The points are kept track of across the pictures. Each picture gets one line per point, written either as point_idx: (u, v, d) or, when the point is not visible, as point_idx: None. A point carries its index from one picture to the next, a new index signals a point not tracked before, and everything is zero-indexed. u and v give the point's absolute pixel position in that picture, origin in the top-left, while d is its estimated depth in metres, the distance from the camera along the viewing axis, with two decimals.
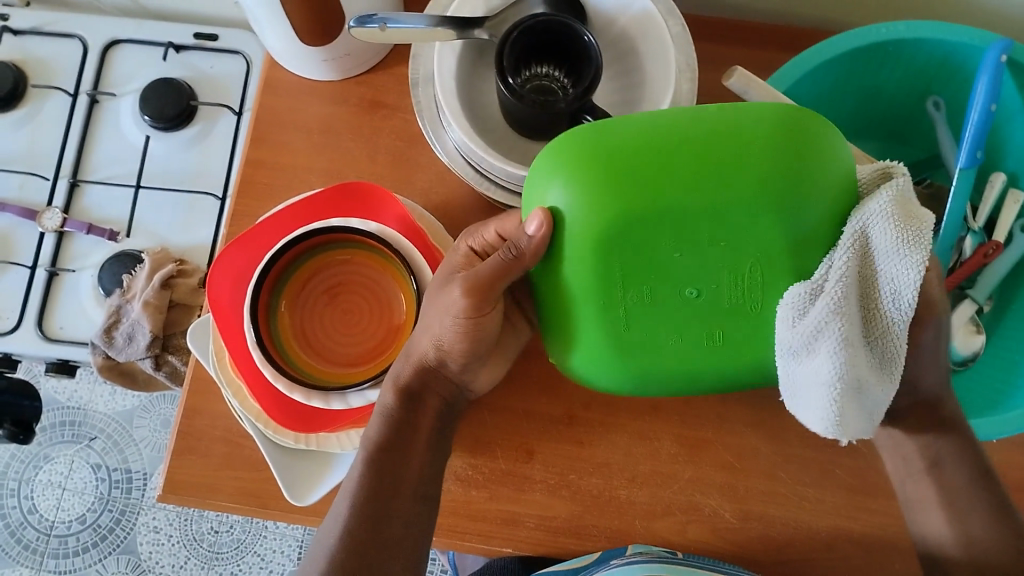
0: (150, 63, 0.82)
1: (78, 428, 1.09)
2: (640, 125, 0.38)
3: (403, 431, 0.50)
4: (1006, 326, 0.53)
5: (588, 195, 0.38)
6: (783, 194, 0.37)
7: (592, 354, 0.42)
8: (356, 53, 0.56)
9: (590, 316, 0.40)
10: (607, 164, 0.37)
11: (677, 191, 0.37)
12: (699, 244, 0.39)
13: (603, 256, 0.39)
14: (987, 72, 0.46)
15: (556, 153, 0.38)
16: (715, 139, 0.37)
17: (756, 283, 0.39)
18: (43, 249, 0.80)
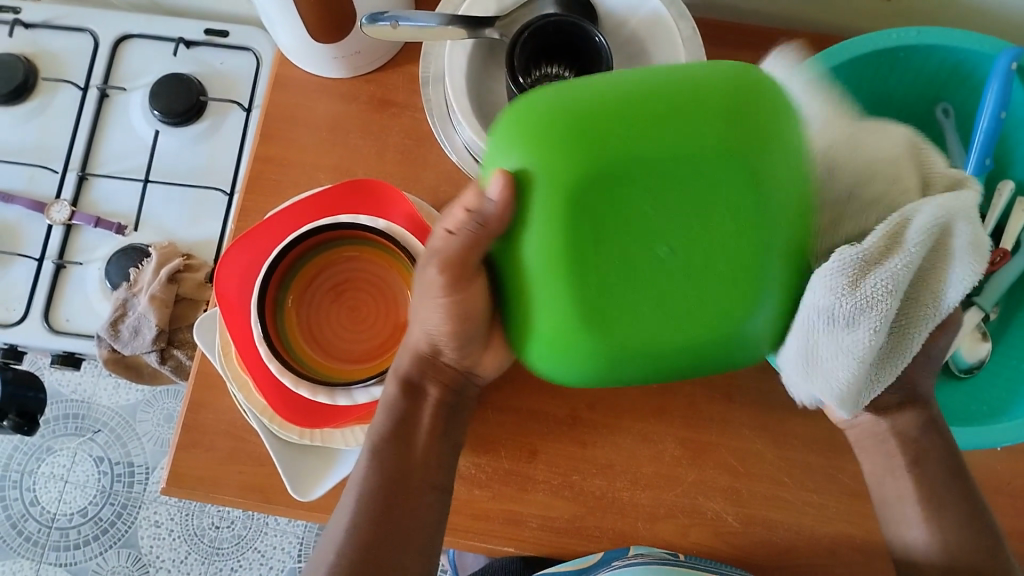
0: (160, 59, 0.82)
1: (82, 421, 1.10)
2: (605, 87, 0.36)
3: (407, 425, 0.48)
4: (1013, 336, 0.53)
5: (549, 154, 0.35)
6: (746, 144, 0.35)
7: (555, 341, 0.38)
8: (367, 50, 0.56)
9: (551, 292, 0.36)
10: (568, 120, 0.35)
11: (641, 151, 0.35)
12: (666, 209, 0.36)
13: (565, 221, 0.35)
14: (999, 79, 0.47)
15: (510, 120, 0.37)
16: (669, 93, 0.35)
17: (729, 252, 0.36)
18: (51, 241, 0.81)
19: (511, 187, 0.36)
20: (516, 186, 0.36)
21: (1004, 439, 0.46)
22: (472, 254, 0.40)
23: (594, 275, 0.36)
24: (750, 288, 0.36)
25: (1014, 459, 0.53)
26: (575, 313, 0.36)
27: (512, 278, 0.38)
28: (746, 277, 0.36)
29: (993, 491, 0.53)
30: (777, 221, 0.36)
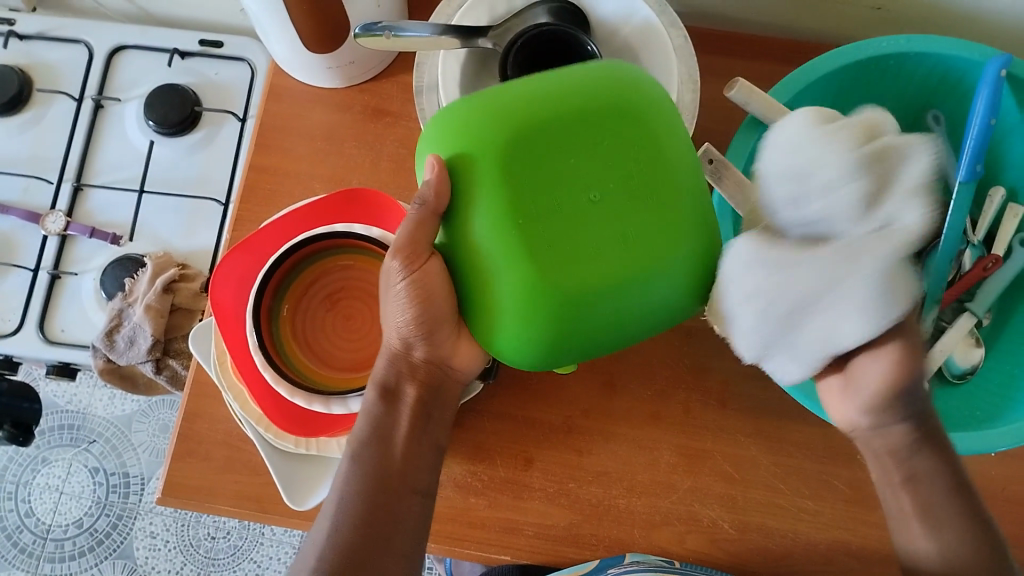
0: (155, 69, 0.83)
1: (77, 432, 1.09)
2: (512, 86, 0.41)
3: (383, 433, 0.47)
4: (1005, 341, 0.53)
5: (471, 138, 0.40)
6: (624, 98, 0.41)
7: (515, 305, 0.40)
8: (361, 60, 0.56)
9: (499, 255, 0.40)
10: (485, 110, 0.40)
11: (548, 123, 0.40)
12: (582, 156, 0.40)
13: (498, 187, 0.40)
14: (986, 88, 0.47)
15: (436, 128, 0.42)
16: (551, 75, 0.41)
17: (643, 190, 0.40)
18: (46, 251, 0.81)
19: (443, 169, 0.41)
20: (449, 170, 0.41)
21: (1003, 444, 0.45)
22: (424, 236, 0.42)
23: (533, 236, 0.39)
24: (675, 215, 0.40)
25: (1008, 464, 0.54)
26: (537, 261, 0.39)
27: (461, 261, 0.41)
28: (668, 210, 0.40)
29: (987, 496, 0.53)
30: (671, 163, 0.41)
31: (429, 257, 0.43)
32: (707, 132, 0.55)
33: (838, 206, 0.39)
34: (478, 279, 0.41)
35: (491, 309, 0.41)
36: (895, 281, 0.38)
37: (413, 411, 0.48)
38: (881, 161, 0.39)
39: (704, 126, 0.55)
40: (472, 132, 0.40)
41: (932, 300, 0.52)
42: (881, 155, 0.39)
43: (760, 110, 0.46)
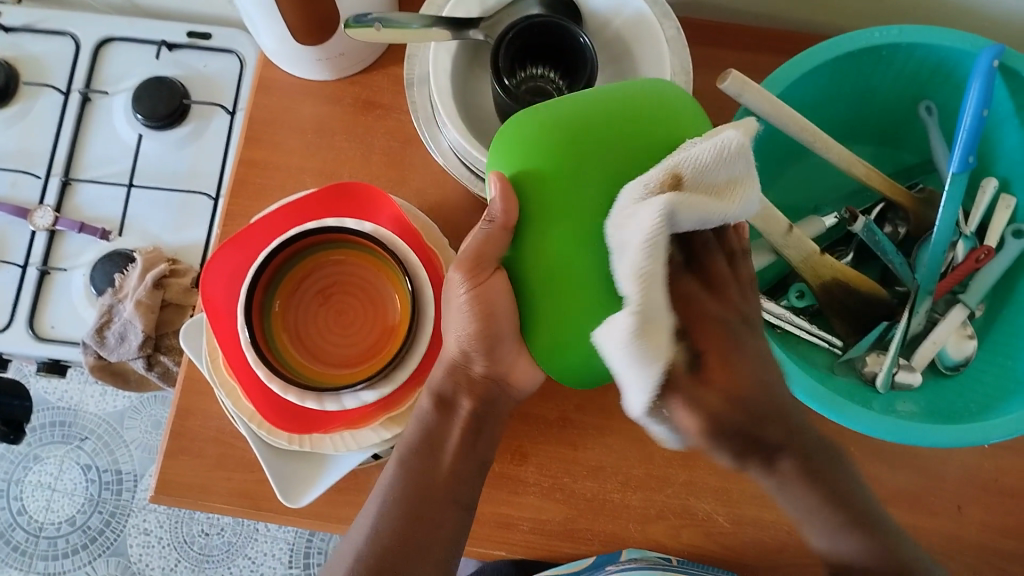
0: (142, 62, 0.82)
1: (69, 429, 1.09)
2: (571, 106, 0.40)
3: (432, 441, 0.47)
4: (999, 332, 0.53)
5: (533, 160, 0.39)
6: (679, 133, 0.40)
7: (557, 324, 0.40)
8: (351, 52, 0.56)
9: (536, 290, 0.40)
10: (549, 135, 0.39)
11: (606, 163, 0.38)
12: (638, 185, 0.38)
13: (548, 225, 0.39)
14: (978, 78, 0.47)
15: (501, 142, 0.41)
16: (609, 103, 0.40)
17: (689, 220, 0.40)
18: (35, 247, 0.80)
19: (509, 188, 0.39)
20: (513, 189, 0.39)
21: (997, 436, 0.45)
22: (489, 251, 0.41)
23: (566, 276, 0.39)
24: None
25: (1002, 455, 0.53)
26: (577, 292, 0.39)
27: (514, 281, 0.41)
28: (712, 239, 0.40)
29: (980, 487, 0.53)
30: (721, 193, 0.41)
31: (493, 274, 0.42)
32: None
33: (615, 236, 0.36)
34: (533, 306, 0.40)
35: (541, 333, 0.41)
36: (644, 347, 0.33)
37: (465, 425, 0.47)
38: (625, 215, 0.36)
39: None
40: (532, 153, 0.39)
41: (924, 292, 0.52)
42: (630, 211, 0.35)
43: (752, 102, 0.46)
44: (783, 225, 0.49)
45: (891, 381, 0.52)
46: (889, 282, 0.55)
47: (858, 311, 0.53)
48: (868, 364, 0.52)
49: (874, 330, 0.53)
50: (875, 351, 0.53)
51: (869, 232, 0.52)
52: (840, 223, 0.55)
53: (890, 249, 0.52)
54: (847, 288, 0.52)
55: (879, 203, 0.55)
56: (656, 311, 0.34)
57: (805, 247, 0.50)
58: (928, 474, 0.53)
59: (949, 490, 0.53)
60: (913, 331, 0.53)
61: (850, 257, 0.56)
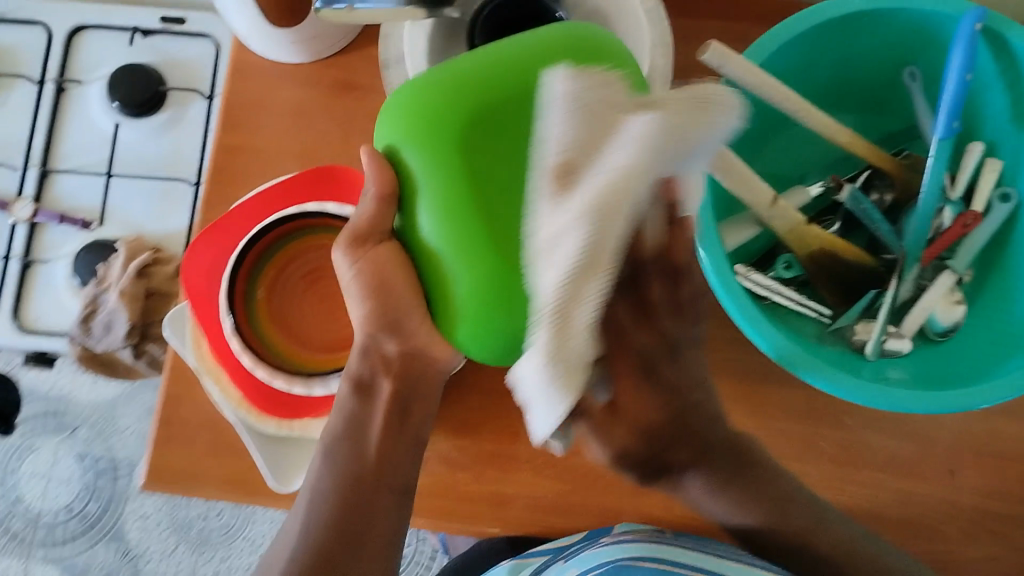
0: (116, 50, 0.80)
1: (61, 419, 1.07)
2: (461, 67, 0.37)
3: (358, 426, 0.47)
4: (987, 296, 0.53)
5: (414, 140, 0.36)
6: None
7: (473, 309, 0.37)
8: (327, 33, 0.55)
9: (460, 259, 0.36)
10: (447, 93, 0.36)
11: (512, 124, 0.37)
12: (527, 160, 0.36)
13: (453, 181, 0.36)
14: (962, 43, 0.46)
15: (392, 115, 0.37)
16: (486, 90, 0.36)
17: None
18: (16, 239, 0.80)
19: (385, 170, 0.38)
20: (389, 163, 0.38)
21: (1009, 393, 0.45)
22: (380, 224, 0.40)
23: (507, 239, 0.36)
24: None
25: (994, 419, 0.53)
26: (452, 274, 0.37)
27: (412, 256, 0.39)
28: None
29: (974, 450, 0.53)
30: None
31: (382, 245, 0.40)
32: None
33: (559, 284, 0.29)
34: (434, 284, 0.38)
35: (448, 305, 0.38)
36: (559, 365, 0.30)
37: (389, 407, 0.46)
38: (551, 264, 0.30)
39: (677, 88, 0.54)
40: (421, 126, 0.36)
41: (912, 259, 0.52)
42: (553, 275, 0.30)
43: (734, 74, 0.46)
44: (768, 195, 0.49)
45: (882, 348, 0.51)
46: (875, 249, 0.55)
47: (845, 278, 0.53)
48: (857, 332, 0.52)
49: (863, 297, 0.53)
50: (865, 319, 0.52)
51: (855, 201, 0.52)
52: (826, 192, 0.55)
53: (876, 216, 0.52)
54: (833, 256, 0.52)
55: (865, 169, 0.54)
56: (583, 320, 0.30)
57: (791, 218, 0.50)
58: (918, 438, 0.53)
59: (940, 453, 0.53)
60: (903, 297, 0.52)
61: (837, 226, 0.55)
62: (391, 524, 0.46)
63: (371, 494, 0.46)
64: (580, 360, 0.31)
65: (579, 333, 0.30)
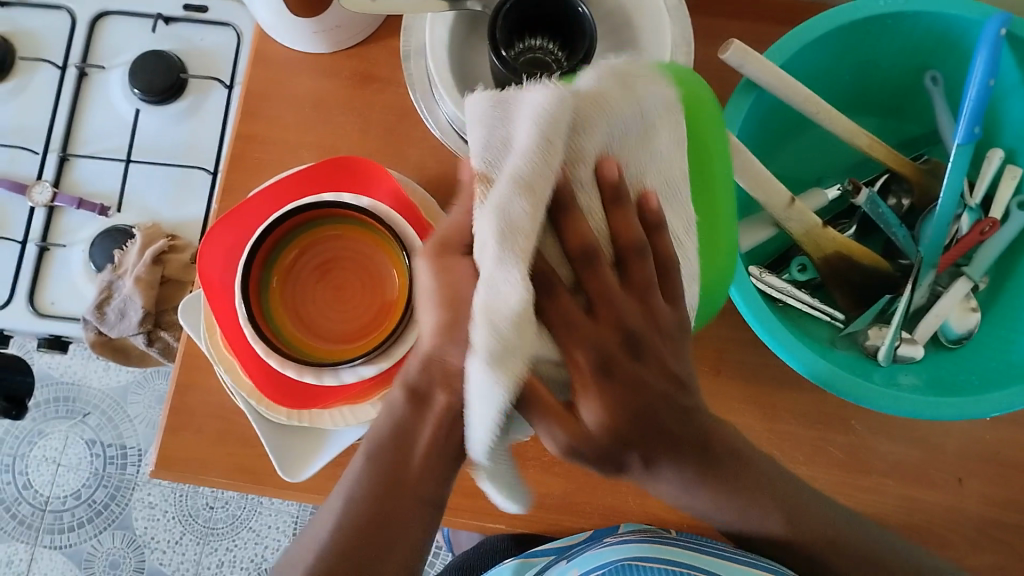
0: (140, 36, 0.81)
1: (72, 404, 1.09)
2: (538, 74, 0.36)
3: (405, 435, 0.42)
4: (1003, 304, 0.52)
5: None
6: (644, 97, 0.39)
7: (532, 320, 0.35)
8: (348, 24, 0.55)
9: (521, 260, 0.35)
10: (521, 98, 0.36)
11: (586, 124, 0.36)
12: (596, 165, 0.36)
13: None
14: (985, 48, 0.46)
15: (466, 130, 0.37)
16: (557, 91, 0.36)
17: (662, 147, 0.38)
18: (34, 222, 0.80)
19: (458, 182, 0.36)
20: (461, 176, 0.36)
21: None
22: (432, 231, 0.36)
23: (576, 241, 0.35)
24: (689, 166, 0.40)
25: (1005, 429, 0.53)
26: None
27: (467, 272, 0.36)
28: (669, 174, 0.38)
29: (981, 460, 0.53)
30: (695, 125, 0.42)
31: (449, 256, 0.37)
32: None
33: (493, 275, 0.30)
34: None
35: None
36: (507, 335, 0.29)
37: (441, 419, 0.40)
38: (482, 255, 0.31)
39: None
40: None
41: (928, 265, 0.52)
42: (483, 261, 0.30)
43: (754, 73, 0.46)
44: (784, 197, 0.48)
45: (894, 354, 0.51)
46: (891, 254, 0.54)
47: (859, 285, 0.52)
48: (869, 338, 0.52)
49: (878, 301, 0.52)
50: (878, 325, 0.52)
51: (872, 204, 0.52)
52: (843, 195, 0.55)
53: (893, 221, 0.52)
54: (850, 261, 0.52)
55: (883, 174, 0.54)
56: (512, 295, 0.29)
57: (807, 220, 0.50)
58: (928, 446, 0.53)
59: (950, 461, 0.53)
60: (916, 304, 0.52)
61: (853, 230, 0.55)
62: (418, 535, 0.42)
63: (396, 500, 0.42)
64: (515, 338, 0.29)
65: (509, 301, 0.29)
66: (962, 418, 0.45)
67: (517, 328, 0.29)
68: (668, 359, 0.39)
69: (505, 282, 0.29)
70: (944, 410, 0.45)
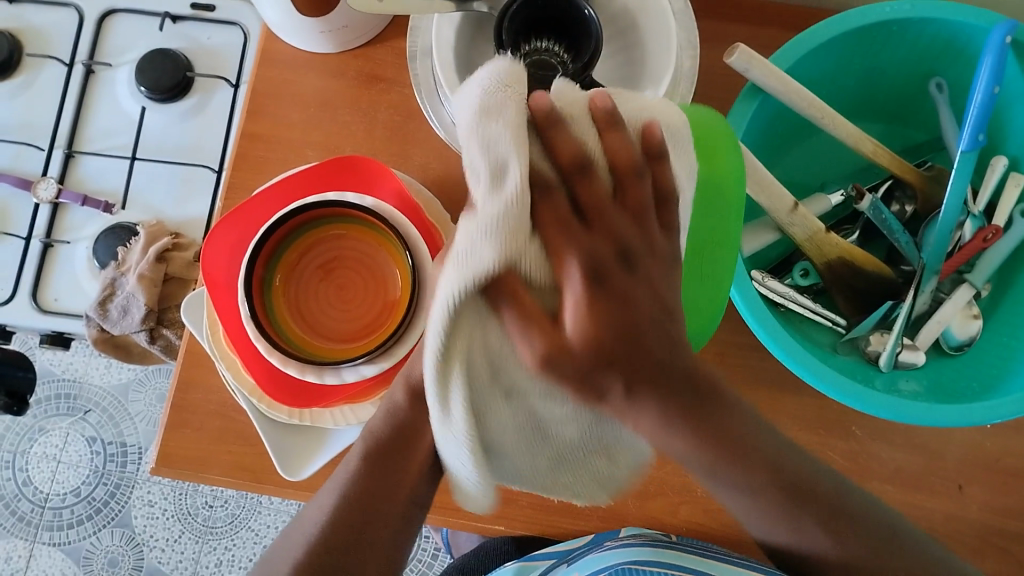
0: (146, 35, 0.81)
1: (73, 401, 1.09)
2: None
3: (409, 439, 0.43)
4: (1003, 312, 0.52)
5: None
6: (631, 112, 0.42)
7: None
8: (355, 24, 0.55)
9: None
10: None
11: None
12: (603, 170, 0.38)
13: None
14: (991, 54, 0.46)
15: None
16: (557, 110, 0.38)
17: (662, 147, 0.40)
18: (38, 219, 0.80)
19: None
20: None
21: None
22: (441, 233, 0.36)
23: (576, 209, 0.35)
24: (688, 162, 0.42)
25: (1005, 436, 0.53)
26: None
27: None
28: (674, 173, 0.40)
29: (982, 468, 0.53)
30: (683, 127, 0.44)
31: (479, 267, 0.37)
32: (705, 100, 0.55)
33: (479, 191, 0.32)
34: None
35: None
36: (480, 238, 0.32)
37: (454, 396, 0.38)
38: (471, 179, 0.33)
39: (701, 93, 0.55)
40: None
41: (930, 272, 0.51)
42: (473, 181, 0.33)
43: (760, 77, 0.46)
44: (787, 202, 0.49)
45: (895, 361, 0.51)
46: (894, 261, 0.54)
47: (862, 291, 0.53)
48: (871, 344, 0.52)
49: (879, 309, 0.52)
50: (880, 331, 0.52)
51: (875, 210, 0.52)
52: (847, 201, 0.55)
53: (896, 227, 0.52)
54: (853, 267, 0.52)
55: (887, 180, 0.54)
56: (492, 202, 0.32)
57: (811, 225, 0.50)
58: (928, 452, 0.53)
59: (950, 468, 0.53)
60: (918, 310, 0.52)
61: (855, 235, 0.55)
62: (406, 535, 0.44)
63: (392, 497, 0.43)
64: (488, 242, 0.32)
65: (487, 206, 0.32)
66: (963, 424, 0.45)
67: (485, 234, 0.32)
68: (659, 283, 0.37)
69: (488, 190, 0.32)
70: (946, 416, 0.45)
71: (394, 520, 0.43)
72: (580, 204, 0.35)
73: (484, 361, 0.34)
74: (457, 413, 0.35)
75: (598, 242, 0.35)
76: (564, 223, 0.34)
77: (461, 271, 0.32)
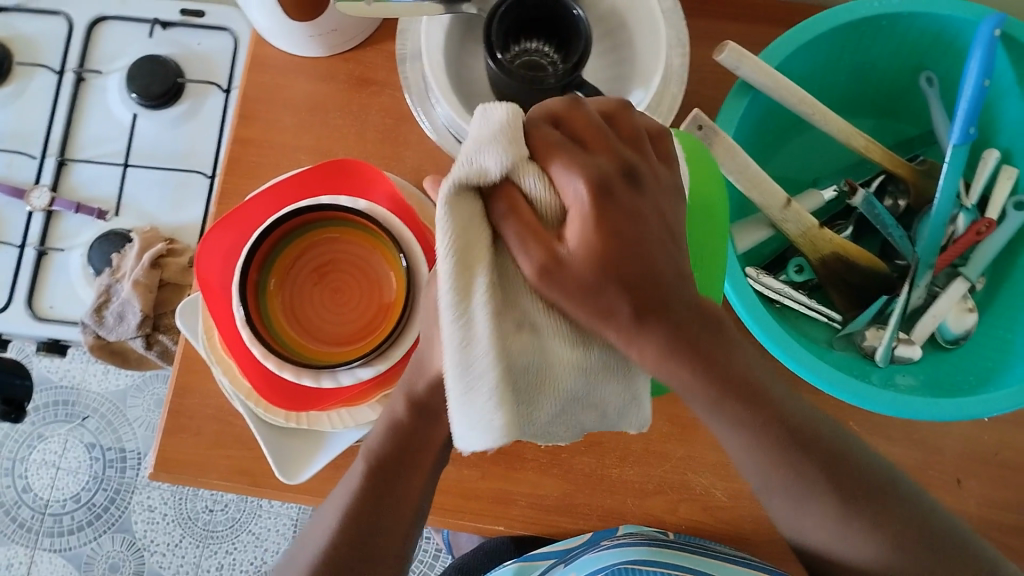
0: (137, 40, 0.81)
1: (72, 408, 1.09)
2: None
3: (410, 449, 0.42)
4: (999, 304, 0.52)
5: None
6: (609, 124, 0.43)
7: None
8: (345, 28, 0.55)
9: None
10: None
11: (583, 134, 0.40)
12: None
13: None
14: (980, 48, 0.46)
15: None
16: None
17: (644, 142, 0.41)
18: (32, 227, 0.80)
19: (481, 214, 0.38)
20: None
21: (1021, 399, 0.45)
22: None
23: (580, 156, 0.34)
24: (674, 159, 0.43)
25: (1001, 429, 0.53)
26: None
27: None
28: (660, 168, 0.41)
29: (979, 460, 0.53)
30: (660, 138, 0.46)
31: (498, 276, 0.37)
32: (698, 97, 0.55)
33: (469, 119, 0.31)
34: None
35: None
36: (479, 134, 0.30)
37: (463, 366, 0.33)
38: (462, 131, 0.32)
39: (693, 91, 0.55)
40: None
41: (925, 266, 0.52)
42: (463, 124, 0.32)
43: (751, 75, 0.46)
44: (779, 198, 0.49)
45: (891, 355, 0.51)
46: (888, 255, 0.55)
47: (857, 286, 0.53)
48: (867, 339, 0.52)
49: (874, 303, 0.52)
50: (875, 326, 0.52)
51: (868, 205, 0.52)
52: (840, 196, 0.54)
53: (890, 222, 0.52)
54: (847, 262, 0.52)
55: (879, 174, 0.54)
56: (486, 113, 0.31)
57: (804, 221, 0.50)
58: (926, 446, 0.53)
59: (947, 462, 0.53)
60: (913, 304, 0.53)
61: (850, 230, 0.55)
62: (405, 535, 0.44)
63: (389, 501, 0.43)
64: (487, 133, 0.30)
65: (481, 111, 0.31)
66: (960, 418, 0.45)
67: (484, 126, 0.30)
68: (666, 209, 0.35)
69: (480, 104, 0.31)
70: (942, 411, 0.45)
71: (391, 522, 0.43)
72: (573, 130, 0.33)
73: (494, 272, 0.30)
74: (470, 307, 0.29)
75: (601, 159, 0.33)
76: (562, 144, 0.32)
77: (456, 175, 0.29)
